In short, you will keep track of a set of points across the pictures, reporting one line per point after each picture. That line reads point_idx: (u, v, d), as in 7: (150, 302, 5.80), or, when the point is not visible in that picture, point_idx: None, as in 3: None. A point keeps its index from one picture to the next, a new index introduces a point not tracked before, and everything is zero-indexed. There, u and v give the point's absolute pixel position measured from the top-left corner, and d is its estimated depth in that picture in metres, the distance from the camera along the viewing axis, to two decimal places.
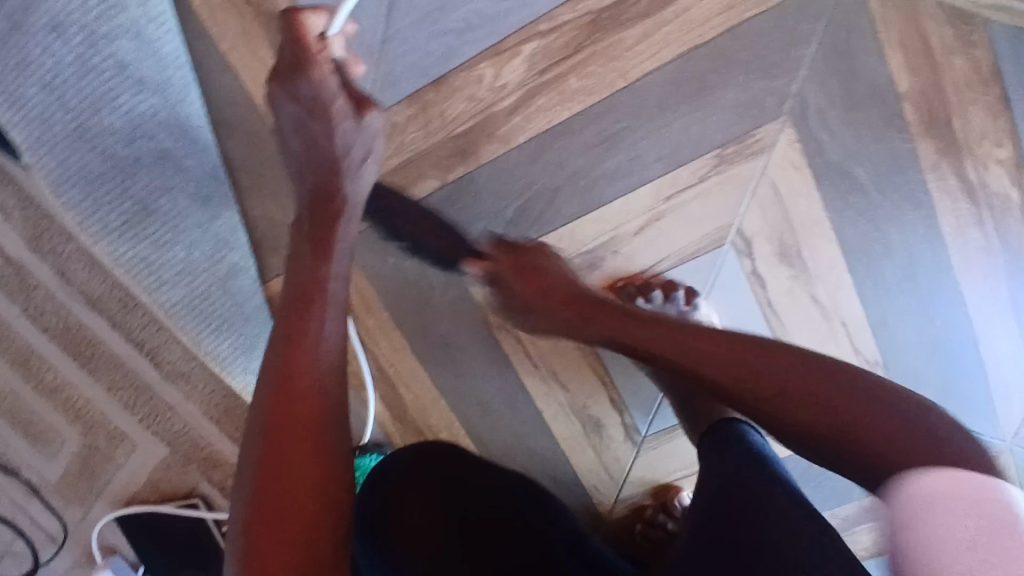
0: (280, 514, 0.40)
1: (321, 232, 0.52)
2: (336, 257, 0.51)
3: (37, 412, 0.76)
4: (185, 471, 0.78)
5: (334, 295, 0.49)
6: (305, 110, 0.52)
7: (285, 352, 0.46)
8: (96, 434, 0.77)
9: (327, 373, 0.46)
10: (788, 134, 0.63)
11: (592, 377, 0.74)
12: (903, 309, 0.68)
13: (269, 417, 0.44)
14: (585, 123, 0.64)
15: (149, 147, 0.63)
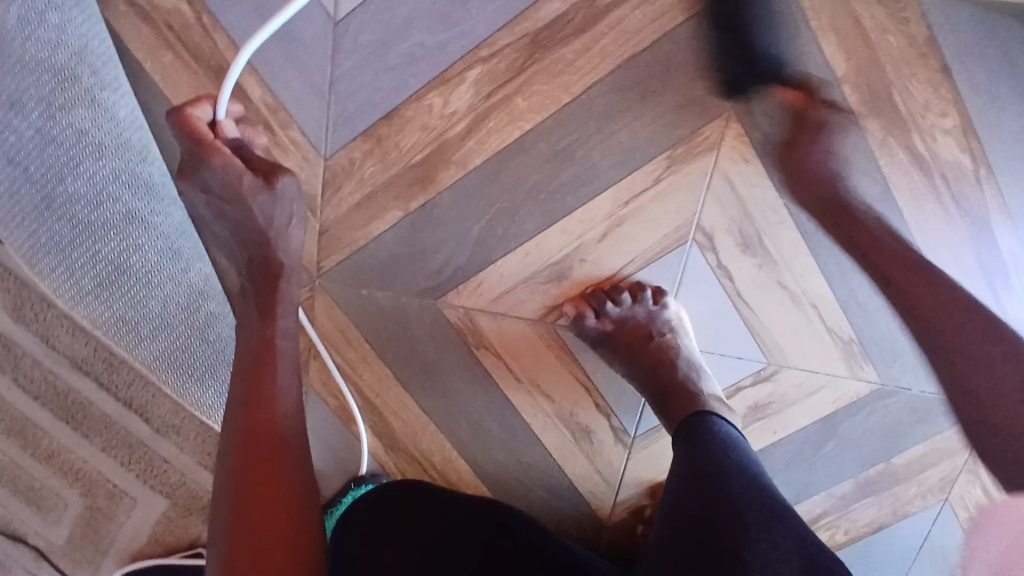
0: (256, 520, 0.51)
1: (267, 297, 0.61)
2: (282, 314, 0.61)
3: (37, 479, 0.77)
4: (187, 521, 0.79)
5: (283, 353, 0.59)
6: (218, 195, 0.59)
7: (246, 396, 0.57)
8: (96, 494, 0.78)
9: (286, 407, 0.57)
10: (733, 128, 0.65)
11: (576, 385, 0.75)
12: (871, 285, 0.69)
13: (238, 447, 0.55)
14: (536, 139, 0.65)
15: (115, 209, 0.64)
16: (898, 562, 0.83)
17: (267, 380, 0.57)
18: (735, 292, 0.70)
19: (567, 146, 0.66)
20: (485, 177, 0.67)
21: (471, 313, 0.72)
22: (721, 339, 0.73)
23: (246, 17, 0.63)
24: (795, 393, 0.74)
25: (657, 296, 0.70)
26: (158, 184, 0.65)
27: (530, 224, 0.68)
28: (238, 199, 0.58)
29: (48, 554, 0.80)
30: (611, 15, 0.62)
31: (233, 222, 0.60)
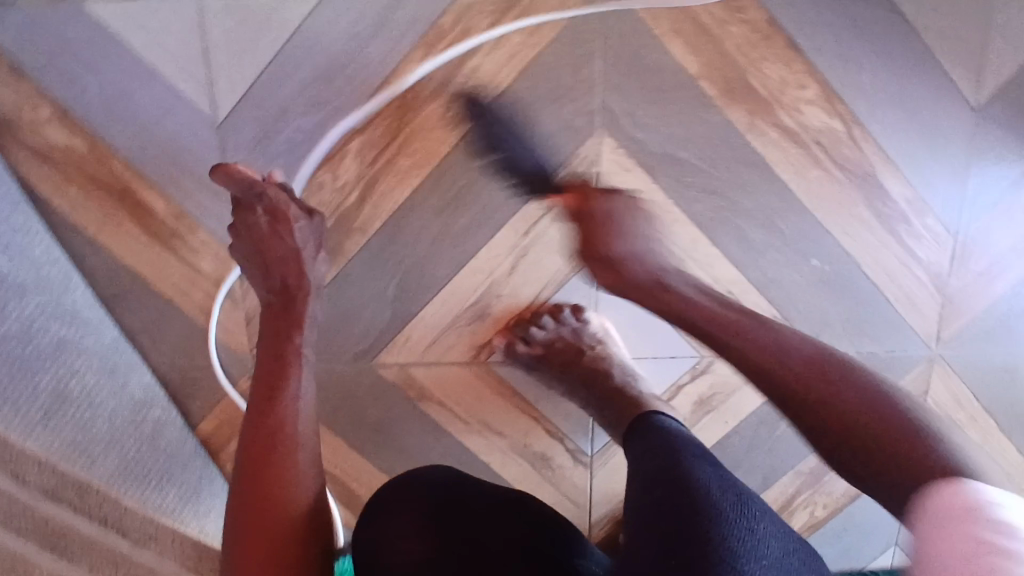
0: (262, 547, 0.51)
1: (293, 312, 0.62)
2: (306, 328, 0.61)
3: None
4: None
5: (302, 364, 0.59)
6: (269, 220, 0.62)
7: (266, 411, 0.55)
8: None
9: (308, 424, 0.56)
10: (608, 143, 0.67)
11: (524, 416, 0.77)
12: (778, 260, 0.72)
13: (254, 462, 0.53)
14: (427, 193, 0.68)
15: (47, 340, 0.67)
16: (883, 523, 0.83)
17: (283, 399, 0.56)
18: None
19: (458, 192, 0.69)
20: (388, 238, 0.70)
21: (407, 368, 0.74)
22: (651, 342, 0.75)
23: (132, 137, 0.66)
24: (734, 379, 0.76)
25: (577, 312, 0.72)
26: (86, 310, 0.69)
27: (441, 271, 0.71)
28: (282, 225, 0.62)
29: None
30: (469, 65, 0.65)
31: (263, 246, 0.63)
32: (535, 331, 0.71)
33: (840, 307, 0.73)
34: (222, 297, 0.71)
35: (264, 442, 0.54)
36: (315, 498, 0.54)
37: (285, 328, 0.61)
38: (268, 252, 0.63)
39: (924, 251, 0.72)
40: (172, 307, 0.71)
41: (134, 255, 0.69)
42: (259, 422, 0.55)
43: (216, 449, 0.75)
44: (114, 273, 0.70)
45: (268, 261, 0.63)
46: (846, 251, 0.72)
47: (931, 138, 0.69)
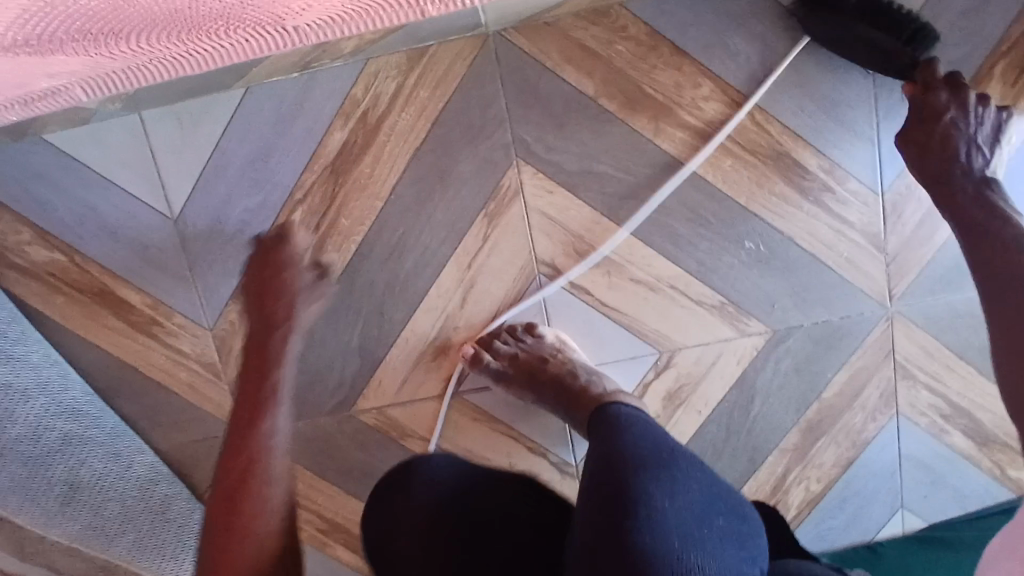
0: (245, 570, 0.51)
1: (264, 345, 0.62)
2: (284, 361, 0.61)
3: None
4: None
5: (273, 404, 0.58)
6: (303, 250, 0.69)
7: (242, 441, 0.56)
8: None
9: (265, 449, 0.56)
10: (526, 169, 0.72)
11: (503, 438, 0.80)
12: (713, 249, 0.75)
13: (226, 488, 0.54)
14: (370, 247, 0.74)
15: (55, 436, 0.72)
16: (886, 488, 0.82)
17: (260, 435, 0.56)
18: (599, 304, 0.76)
19: (399, 240, 0.74)
20: (344, 292, 0.75)
21: (385, 410, 0.79)
22: (609, 347, 0.77)
23: (104, 244, 0.74)
24: (699, 369, 0.78)
25: (532, 328, 0.75)
26: (86, 405, 0.76)
27: (398, 314, 0.76)
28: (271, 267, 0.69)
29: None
30: (386, 124, 0.71)
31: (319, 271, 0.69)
32: (500, 343, 0.74)
33: (784, 282, 0.76)
34: (207, 371, 0.78)
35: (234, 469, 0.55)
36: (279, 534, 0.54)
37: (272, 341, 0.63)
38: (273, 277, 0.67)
39: (855, 216, 0.74)
40: (164, 389, 0.78)
41: (124, 347, 0.77)
42: (238, 446, 0.56)
43: None
44: (109, 365, 0.78)
45: (263, 293, 0.66)
46: (776, 227, 0.74)
47: (837, 109, 0.72)
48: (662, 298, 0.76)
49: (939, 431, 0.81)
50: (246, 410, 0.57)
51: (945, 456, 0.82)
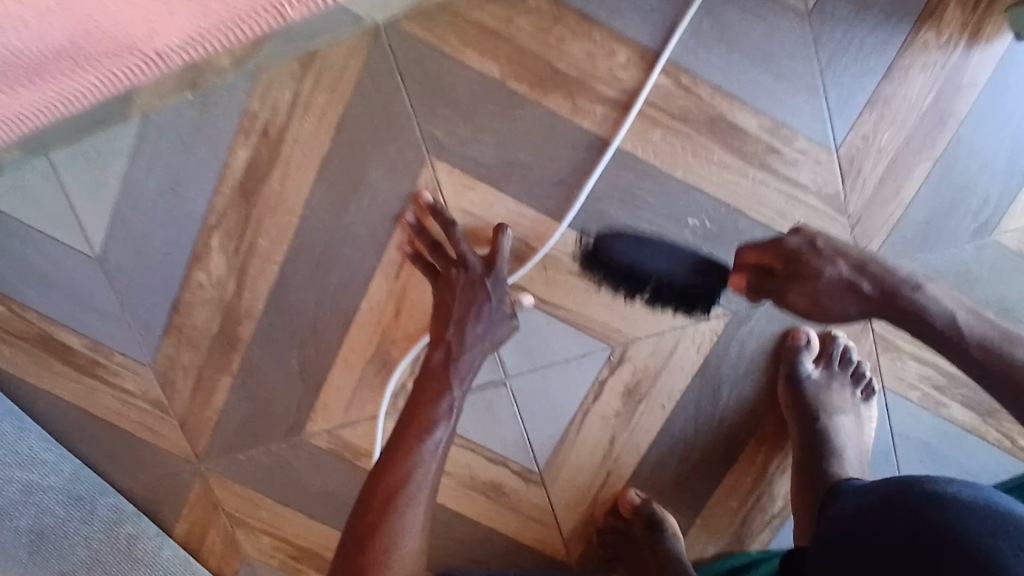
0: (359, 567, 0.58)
1: (422, 395, 0.64)
2: (424, 461, 0.61)
3: None
4: None
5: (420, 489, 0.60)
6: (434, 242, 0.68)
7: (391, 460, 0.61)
8: None
9: (410, 533, 0.60)
10: (441, 167, 0.68)
11: (460, 450, 0.76)
12: (652, 230, 0.69)
13: (370, 502, 0.60)
14: (292, 267, 0.72)
15: (17, 486, 0.76)
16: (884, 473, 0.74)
17: (401, 470, 0.60)
18: (540, 302, 0.71)
19: (320, 256, 0.71)
20: (275, 315, 0.73)
21: (335, 431, 0.76)
22: (558, 345, 0.72)
23: (35, 289, 0.74)
24: (655, 361, 0.72)
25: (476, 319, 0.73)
26: (42, 450, 0.76)
27: (333, 332, 0.73)
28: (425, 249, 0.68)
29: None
30: (289, 137, 0.69)
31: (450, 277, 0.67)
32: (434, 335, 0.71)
33: (736, 257, 0.70)
34: (153, 407, 0.77)
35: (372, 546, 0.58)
36: None
37: (417, 417, 0.63)
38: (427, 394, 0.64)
39: (807, 177, 0.69)
40: (116, 428, 0.78)
41: (71, 390, 0.77)
42: (378, 517, 0.59)
43: (194, 547, 0.80)
44: (61, 410, 0.77)
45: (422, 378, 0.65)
46: (720, 200, 0.69)
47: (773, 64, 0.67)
48: (607, 290, 0.71)
49: (934, 404, 0.73)
50: (388, 488, 0.60)
51: (946, 430, 0.74)
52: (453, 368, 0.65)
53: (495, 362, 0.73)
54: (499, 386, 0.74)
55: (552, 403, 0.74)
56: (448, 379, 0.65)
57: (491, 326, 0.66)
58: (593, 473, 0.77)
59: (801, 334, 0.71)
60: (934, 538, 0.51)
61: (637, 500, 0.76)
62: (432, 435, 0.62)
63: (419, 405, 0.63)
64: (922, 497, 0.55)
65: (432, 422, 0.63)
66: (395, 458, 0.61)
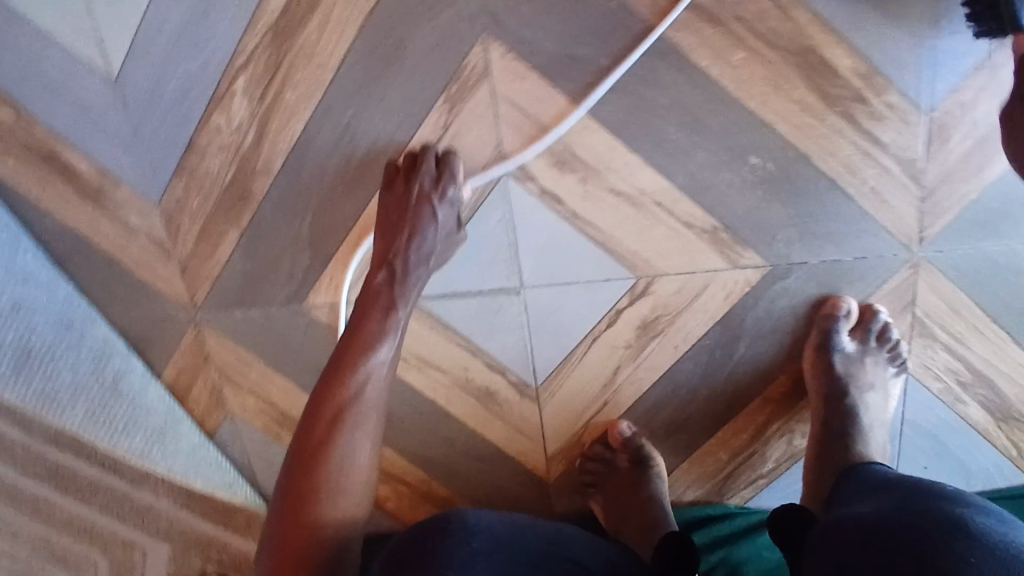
0: (310, 491, 0.56)
1: (367, 310, 0.63)
2: (371, 381, 0.60)
3: (59, 545, 0.81)
4: (187, 562, 0.83)
5: (366, 406, 0.60)
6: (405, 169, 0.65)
7: (336, 382, 0.60)
8: (111, 549, 0.82)
9: (358, 454, 0.59)
10: (496, 48, 0.63)
11: (460, 351, 0.74)
12: (707, 160, 0.64)
13: (314, 426, 0.58)
14: (317, 128, 0.67)
15: (3, 302, 0.74)
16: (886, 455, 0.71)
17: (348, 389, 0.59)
18: (571, 214, 0.67)
19: (348, 122, 0.66)
20: (291, 175, 0.69)
21: (337, 308, 0.73)
22: (582, 264, 0.69)
23: (47, 101, 0.70)
24: (678, 300, 0.69)
25: (499, 223, 0.68)
26: (37, 270, 0.75)
27: (349, 206, 0.69)
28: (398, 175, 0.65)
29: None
30: None
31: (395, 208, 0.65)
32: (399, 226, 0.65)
33: (789, 208, 0.65)
34: (155, 248, 0.74)
35: (322, 466, 0.57)
36: (318, 523, 0.56)
37: (361, 337, 0.61)
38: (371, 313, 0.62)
39: (890, 135, 0.63)
40: (116, 263, 0.75)
41: (72, 216, 0.74)
42: (327, 438, 0.58)
43: (182, 394, 0.80)
44: (61, 232, 0.74)
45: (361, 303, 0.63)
46: (787, 142, 0.63)
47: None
48: (645, 216, 0.66)
49: (953, 399, 0.69)
50: (329, 412, 0.59)
51: (959, 429, 0.70)
52: (397, 289, 0.64)
53: (513, 269, 0.70)
54: (512, 294, 0.71)
55: (562, 322, 0.71)
56: (393, 300, 0.63)
57: (436, 243, 0.65)
58: (590, 399, 0.75)
59: (842, 302, 0.67)
60: (928, 514, 0.46)
61: (626, 432, 0.74)
62: (377, 356, 0.61)
63: (363, 327, 0.62)
64: (926, 496, 0.50)
65: (375, 343, 0.61)
66: (342, 379, 0.60)
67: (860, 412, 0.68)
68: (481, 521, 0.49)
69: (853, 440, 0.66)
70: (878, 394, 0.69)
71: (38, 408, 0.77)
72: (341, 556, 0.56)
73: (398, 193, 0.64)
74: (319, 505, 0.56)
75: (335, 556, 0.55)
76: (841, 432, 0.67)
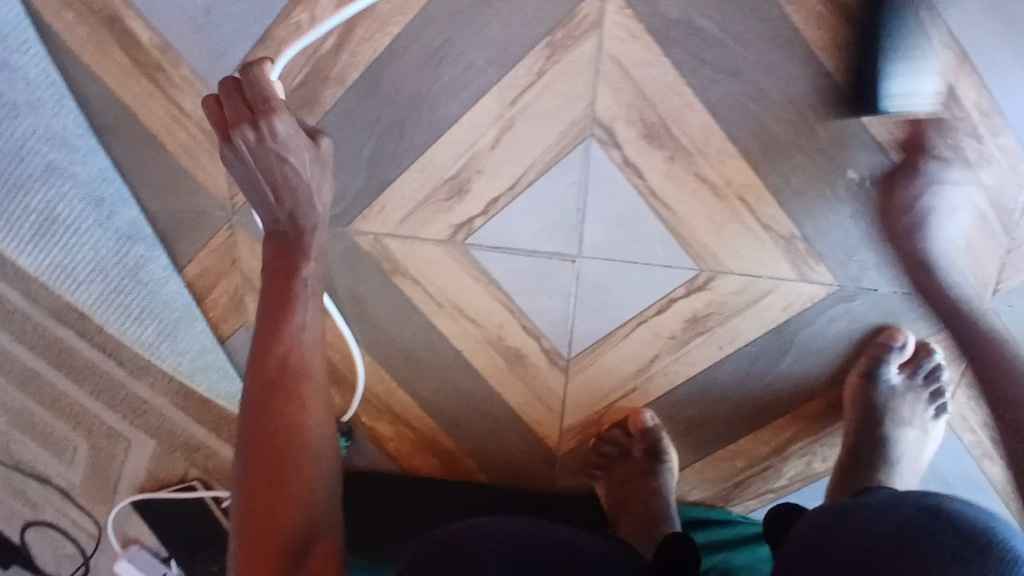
0: (266, 477, 0.55)
1: (285, 268, 0.59)
2: (296, 345, 0.58)
3: (51, 423, 0.82)
4: (173, 460, 0.82)
5: (304, 371, 0.58)
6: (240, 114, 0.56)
7: (264, 355, 0.58)
8: (96, 434, 0.82)
9: (308, 423, 0.57)
10: (612, 1, 0.59)
11: (499, 307, 0.71)
12: (803, 165, 0.61)
13: (255, 407, 0.57)
14: (405, 45, 0.63)
15: (38, 161, 0.70)
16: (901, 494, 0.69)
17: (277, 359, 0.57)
18: (648, 190, 0.64)
19: (440, 47, 0.62)
20: (365, 90, 0.65)
21: (381, 239, 0.70)
22: (647, 244, 0.66)
23: None
24: (735, 301, 0.67)
25: (571, 184, 0.65)
26: (76, 136, 0.70)
27: (420, 136, 0.66)
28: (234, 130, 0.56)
29: (71, 494, 0.85)
30: None
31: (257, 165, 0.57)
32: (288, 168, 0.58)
33: (873, 230, 0.63)
34: (204, 138, 0.70)
35: (268, 460, 0.55)
36: (284, 507, 0.54)
37: (275, 313, 0.58)
38: (293, 289, 0.59)
39: (993, 178, 0.61)
40: (158, 145, 0.71)
41: (123, 85, 0.69)
42: (269, 427, 0.56)
43: (201, 293, 0.76)
44: (107, 101, 0.70)
45: (275, 285, 0.59)
46: (889, 162, 0.61)
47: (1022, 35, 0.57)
48: (723, 208, 0.63)
49: (981, 455, 0.68)
50: (265, 386, 0.57)
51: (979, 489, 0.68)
52: (303, 243, 0.59)
53: (575, 235, 0.67)
54: (567, 261, 0.68)
55: (611, 298, 0.69)
56: (301, 254, 0.59)
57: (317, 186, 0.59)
58: (621, 381, 0.73)
59: (899, 335, 0.65)
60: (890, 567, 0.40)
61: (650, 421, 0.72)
62: (295, 317, 0.59)
63: (275, 300, 0.59)
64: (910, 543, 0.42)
65: (291, 315, 0.58)
66: (270, 364, 0.57)
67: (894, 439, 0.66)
68: (513, 532, 0.47)
69: (877, 469, 0.65)
70: (917, 430, 0.67)
71: (55, 279, 0.74)
72: (313, 536, 0.55)
73: (254, 143, 0.55)
74: (279, 487, 0.55)
75: (307, 538, 0.54)
76: (869, 458, 0.66)
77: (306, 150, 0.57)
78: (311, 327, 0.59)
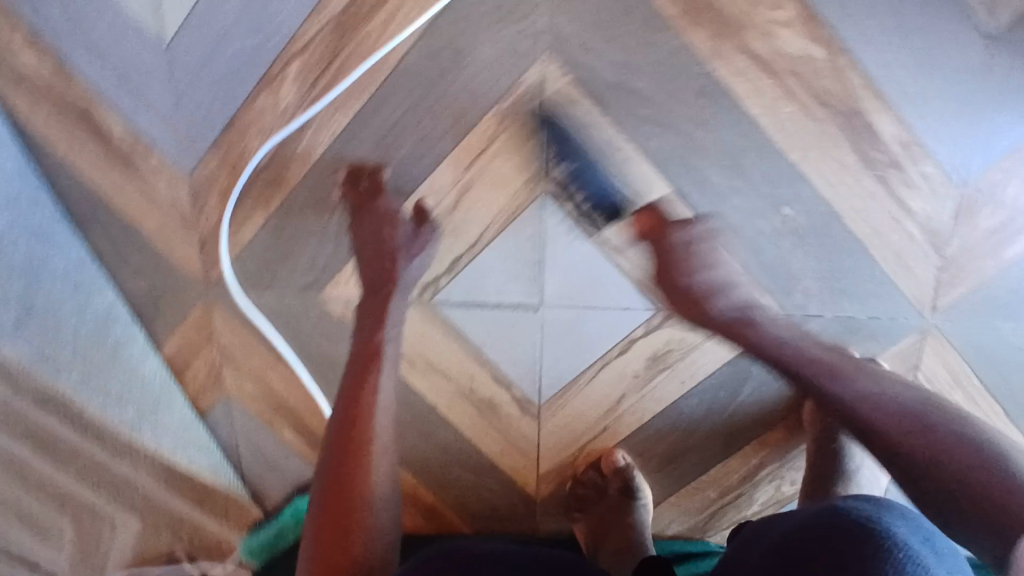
0: (343, 498, 0.57)
1: (378, 305, 0.66)
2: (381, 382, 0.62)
3: (26, 512, 0.78)
4: (159, 537, 0.80)
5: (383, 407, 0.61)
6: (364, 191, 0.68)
7: (353, 385, 0.62)
8: (80, 519, 0.79)
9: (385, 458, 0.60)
10: (554, 69, 0.64)
11: (469, 359, 0.74)
12: (743, 206, 0.66)
13: (338, 430, 0.60)
14: (365, 123, 0.67)
15: (17, 253, 0.74)
16: None
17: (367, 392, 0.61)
18: (599, 240, 0.68)
19: (396, 122, 0.66)
20: (330, 165, 0.69)
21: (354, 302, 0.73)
22: (606, 289, 0.70)
23: (93, 62, 0.70)
24: (692, 336, 0.71)
25: (529, 239, 0.69)
26: (53, 227, 0.74)
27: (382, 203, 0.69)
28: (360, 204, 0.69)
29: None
30: None
31: (364, 234, 0.68)
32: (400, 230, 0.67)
33: (815, 261, 0.67)
34: (177, 220, 0.73)
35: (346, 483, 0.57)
36: (363, 531, 0.56)
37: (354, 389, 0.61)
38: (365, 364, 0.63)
39: (920, 204, 0.65)
40: (133, 229, 0.74)
41: (99, 176, 0.73)
42: (341, 485, 0.57)
43: (180, 368, 0.78)
44: (82, 191, 0.73)
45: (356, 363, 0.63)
46: (821, 198, 0.65)
47: (926, 76, 0.62)
48: None
49: None
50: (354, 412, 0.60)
51: None
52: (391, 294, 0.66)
53: (535, 286, 0.70)
54: (531, 311, 0.71)
55: (576, 344, 0.72)
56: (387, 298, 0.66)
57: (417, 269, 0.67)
58: (591, 423, 0.75)
59: None
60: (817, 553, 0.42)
61: (624, 461, 0.75)
62: (381, 359, 0.63)
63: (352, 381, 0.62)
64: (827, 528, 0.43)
65: (365, 392, 0.61)
66: (341, 438, 0.60)
67: (849, 463, 0.69)
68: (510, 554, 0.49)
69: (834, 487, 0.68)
70: None
71: (37, 365, 0.76)
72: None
73: (369, 215, 0.68)
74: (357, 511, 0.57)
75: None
76: (826, 473, 0.69)
77: (408, 228, 0.68)
78: (384, 399, 0.62)
